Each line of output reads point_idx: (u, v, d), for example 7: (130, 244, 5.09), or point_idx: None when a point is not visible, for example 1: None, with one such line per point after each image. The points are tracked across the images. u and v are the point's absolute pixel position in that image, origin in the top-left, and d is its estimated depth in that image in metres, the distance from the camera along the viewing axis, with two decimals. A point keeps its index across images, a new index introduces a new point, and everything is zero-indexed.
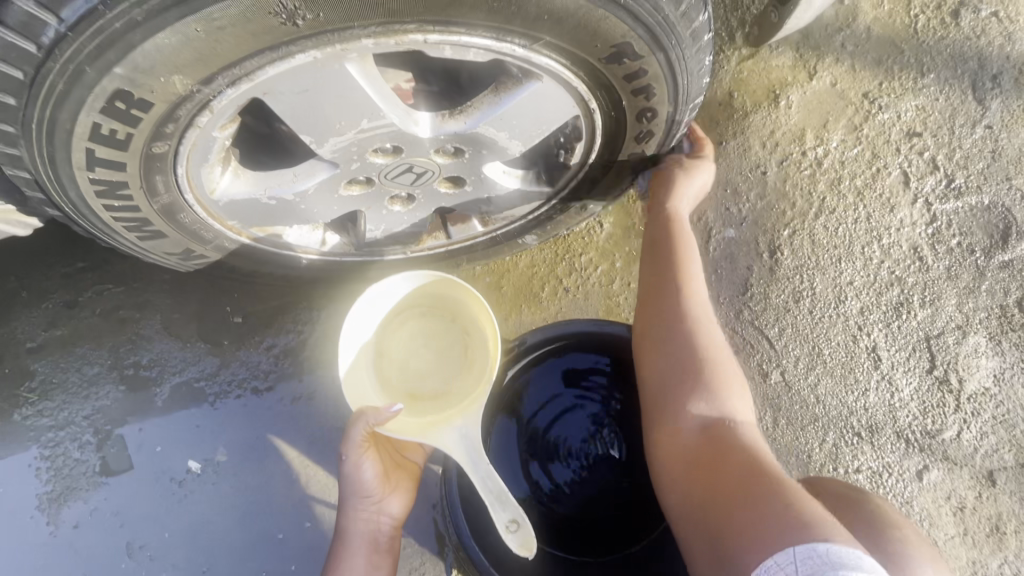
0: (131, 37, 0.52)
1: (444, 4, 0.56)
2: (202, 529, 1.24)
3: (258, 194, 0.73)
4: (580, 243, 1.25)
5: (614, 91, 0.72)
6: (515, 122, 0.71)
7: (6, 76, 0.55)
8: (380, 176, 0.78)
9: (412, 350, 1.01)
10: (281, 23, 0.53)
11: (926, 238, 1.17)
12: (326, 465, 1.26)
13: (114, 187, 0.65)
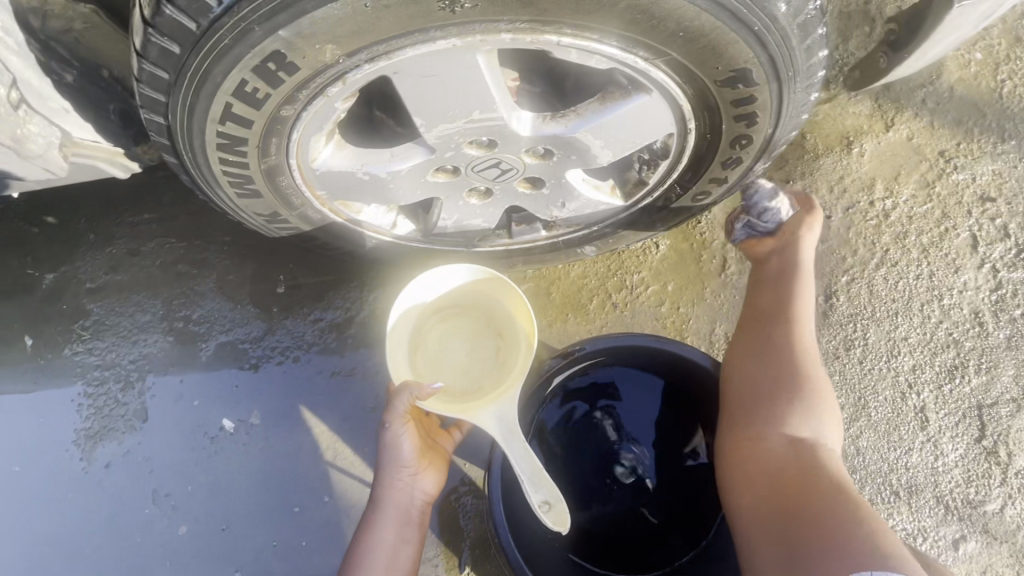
0: (306, 5, 0.55)
1: (590, 10, 0.58)
2: (226, 488, 1.26)
3: (355, 167, 0.75)
4: (634, 261, 1.26)
5: (716, 115, 0.73)
6: (613, 132, 0.74)
7: (181, 26, 0.58)
8: (469, 168, 0.80)
9: (446, 346, 1.01)
10: (441, 8, 0.56)
11: (989, 305, 1.15)
12: (351, 443, 1.27)
13: (235, 143, 0.68)
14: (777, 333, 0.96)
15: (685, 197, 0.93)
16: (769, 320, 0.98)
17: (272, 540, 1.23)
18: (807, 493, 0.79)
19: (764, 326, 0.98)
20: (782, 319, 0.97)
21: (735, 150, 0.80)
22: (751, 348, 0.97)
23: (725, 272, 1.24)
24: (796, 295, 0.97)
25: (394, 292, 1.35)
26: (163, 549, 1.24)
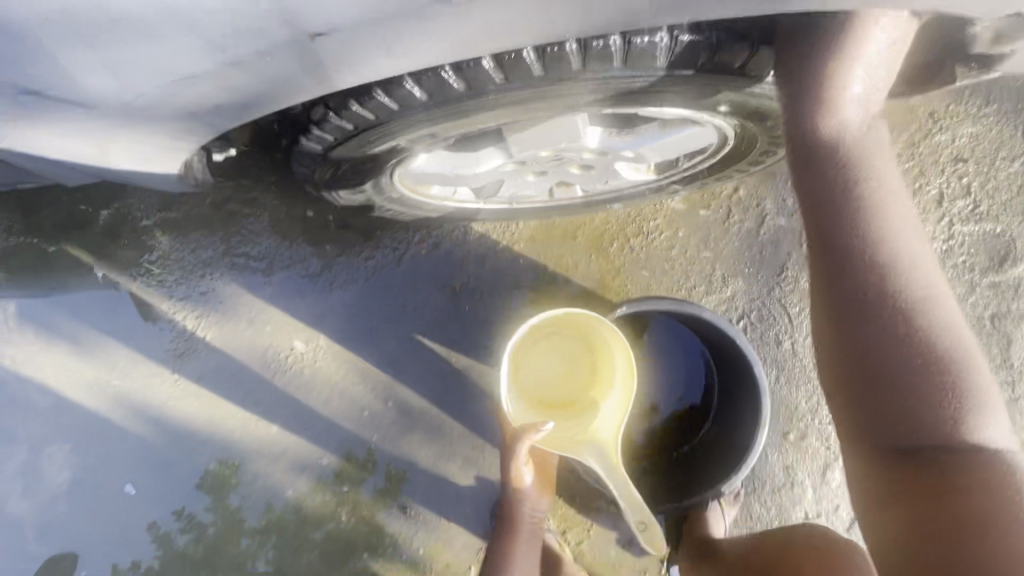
0: (498, 104, 0.81)
1: (683, 100, 0.85)
2: (303, 395, 1.53)
3: (445, 170, 0.99)
4: (651, 210, 1.44)
5: (753, 144, 0.99)
6: (664, 149, 1.00)
7: (396, 104, 0.81)
8: (534, 164, 0.99)
9: (545, 364, 1.17)
10: (576, 108, 0.84)
11: (939, 252, 1.39)
12: (403, 359, 1.51)
13: (393, 156, 0.93)
14: (858, 320, 0.75)
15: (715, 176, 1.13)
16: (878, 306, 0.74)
17: (344, 435, 1.53)
18: (975, 549, 0.66)
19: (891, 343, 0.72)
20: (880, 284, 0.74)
21: (762, 158, 1.05)
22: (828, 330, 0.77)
23: (728, 221, 1.42)
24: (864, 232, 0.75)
25: (436, 232, 1.51)
26: (256, 442, 1.54)
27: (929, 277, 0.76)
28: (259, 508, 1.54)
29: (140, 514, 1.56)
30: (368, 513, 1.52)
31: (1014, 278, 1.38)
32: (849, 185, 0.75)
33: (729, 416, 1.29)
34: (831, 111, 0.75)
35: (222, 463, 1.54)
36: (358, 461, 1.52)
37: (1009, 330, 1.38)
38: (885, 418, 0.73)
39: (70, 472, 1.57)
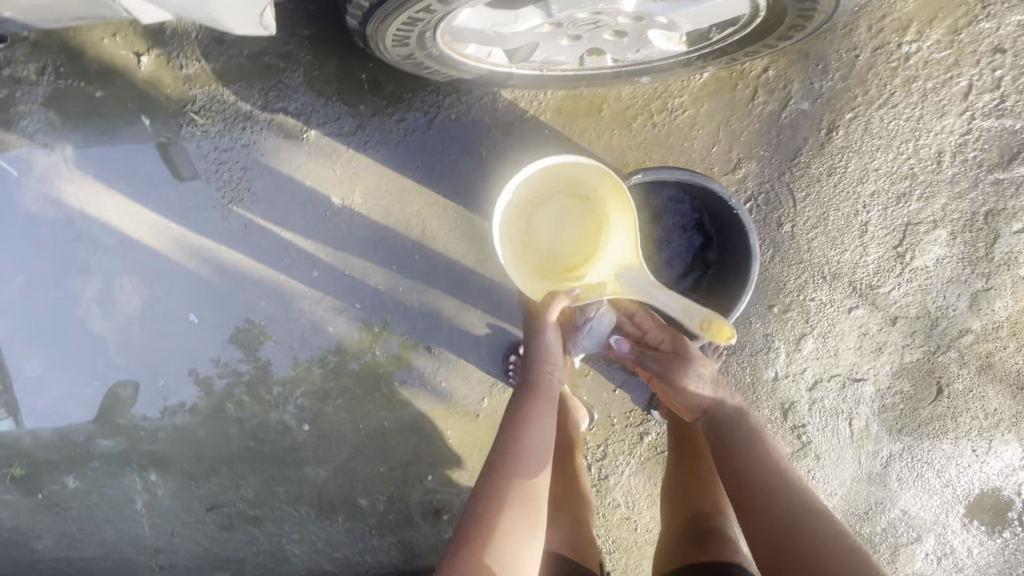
0: None
1: None
2: (340, 247, 1.70)
3: (487, 27, 1.05)
4: (677, 87, 1.46)
5: (782, 14, 1.03)
6: (696, 16, 1.03)
7: None
8: (571, 25, 1.04)
9: (546, 227, 1.33)
10: None
11: (952, 146, 1.43)
12: (431, 221, 1.65)
13: (436, 8, 0.98)
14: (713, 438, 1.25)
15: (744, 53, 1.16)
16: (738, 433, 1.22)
17: (375, 284, 1.72)
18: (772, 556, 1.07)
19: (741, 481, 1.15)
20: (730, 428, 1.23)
21: (788, 32, 1.09)
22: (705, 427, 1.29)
23: (753, 102, 1.45)
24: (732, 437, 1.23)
25: (464, 98, 1.56)
26: (300, 286, 1.75)
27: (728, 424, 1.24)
28: (306, 341, 1.79)
29: (203, 339, 1.83)
30: (397, 350, 1.77)
31: (1018, 177, 1.44)
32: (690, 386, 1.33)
33: (713, 282, 1.44)
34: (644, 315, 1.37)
35: (272, 301, 1.77)
36: (389, 307, 1.73)
37: (999, 226, 1.47)
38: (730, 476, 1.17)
39: (141, 301, 1.81)
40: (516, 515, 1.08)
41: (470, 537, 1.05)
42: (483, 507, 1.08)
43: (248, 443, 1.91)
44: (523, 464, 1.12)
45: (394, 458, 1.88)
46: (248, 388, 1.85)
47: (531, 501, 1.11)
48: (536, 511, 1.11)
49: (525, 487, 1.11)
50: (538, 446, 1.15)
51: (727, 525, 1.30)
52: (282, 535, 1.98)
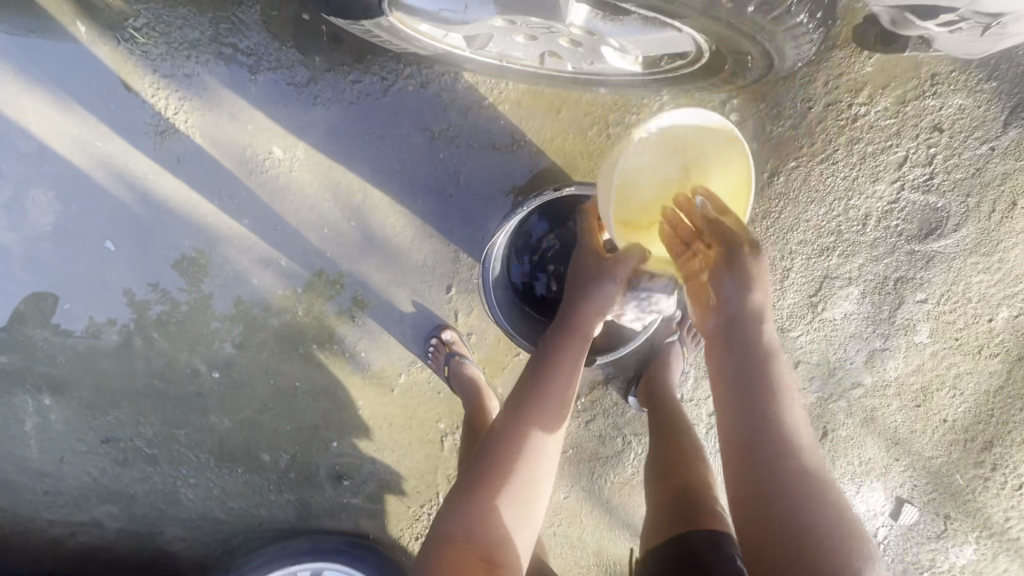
0: None
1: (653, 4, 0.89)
2: (275, 199, 1.65)
3: (435, 9, 1.03)
4: (637, 104, 1.46)
5: (722, 55, 1.04)
6: (646, 42, 1.03)
7: None
8: (524, 25, 1.03)
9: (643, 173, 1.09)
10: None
11: (879, 211, 1.50)
12: (373, 190, 1.61)
13: None
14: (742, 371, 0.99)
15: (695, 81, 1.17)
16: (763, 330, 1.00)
17: (307, 244, 1.68)
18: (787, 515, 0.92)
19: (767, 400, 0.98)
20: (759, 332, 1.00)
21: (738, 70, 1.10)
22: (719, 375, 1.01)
23: None
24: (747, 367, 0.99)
25: (425, 71, 1.51)
26: (230, 232, 1.69)
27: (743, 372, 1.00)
28: (228, 288, 1.74)
29: (119, 269, 1.75)
30: (320, 314, 1.74)
31: (931, 251, 1.52)
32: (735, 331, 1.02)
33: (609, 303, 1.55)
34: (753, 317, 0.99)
35: (196, 242, 1.70)
36: (317, 269, 1.70)
37: (905, 293, 1.56)
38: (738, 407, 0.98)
39: (53, 218, 1.70)
40: (534, 477, 1.08)
41: (477, 480, 1.05)
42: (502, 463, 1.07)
43: (153, 382, 1.85)
44: (548, 427, 1.12)
45: (303, 418, 1.87)
46: (161, 326, 1.79)
47: (545, 466, 1.11)
48: (546, 469, 1.11)
49: (540, 445, 1.10)
50: (559, 407, 1.14)
51: (713, 503, 1.26)
52: (177, 478, 1.95)
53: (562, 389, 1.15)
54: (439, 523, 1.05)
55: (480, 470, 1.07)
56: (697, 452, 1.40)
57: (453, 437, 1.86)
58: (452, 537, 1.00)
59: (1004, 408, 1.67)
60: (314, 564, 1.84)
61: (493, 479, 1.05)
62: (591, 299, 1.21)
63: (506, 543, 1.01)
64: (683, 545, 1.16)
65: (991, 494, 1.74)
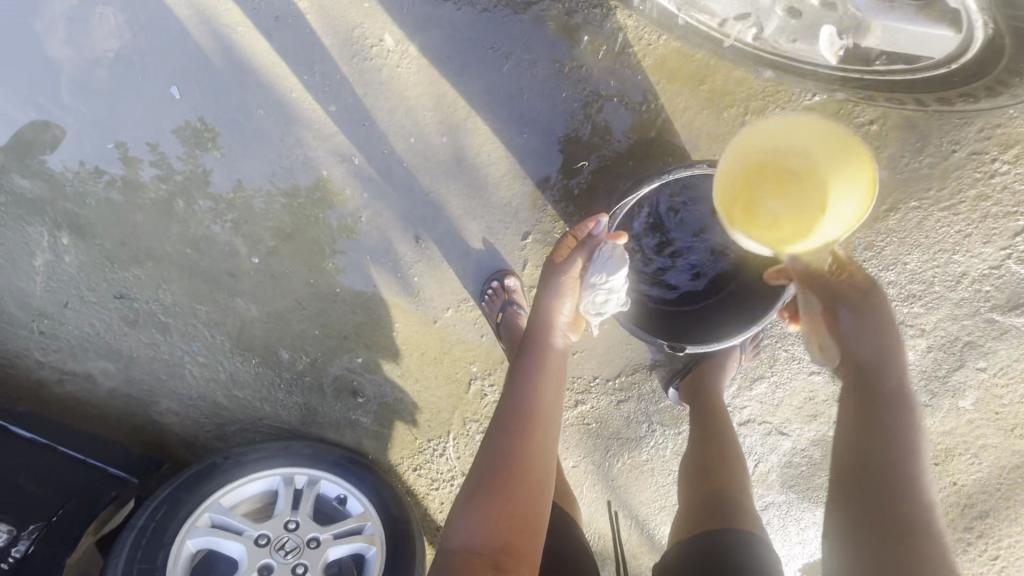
0: None
1: None
2: (371, 91, 1.52)
3: None
4: (783, 98, 1.38)
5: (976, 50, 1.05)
6: (889, 31, 1.02)
7: None
8: None
9: (780, 133, 1.14)
10: None
11: (976, 273, 1.48)
12: (477, 111, 1.50)
13: None
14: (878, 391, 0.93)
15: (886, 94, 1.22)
16: (869, 345, 0.96)
17: (391, 148, 1.55)
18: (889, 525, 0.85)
19: (889, 396, 0.93)
20: (869, 340, 0.95)
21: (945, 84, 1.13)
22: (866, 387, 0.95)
23: None
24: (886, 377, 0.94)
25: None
26: (312, 112, 1.55)
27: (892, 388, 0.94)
28: (291, 172, 1.61)
29: (175, 118, 1.60)
30: (382, 225, 1.64)
31: (1009, 324, 1.52)
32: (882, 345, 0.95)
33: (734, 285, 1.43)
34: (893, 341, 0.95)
35: (270, 114, 1.56)
36: (394, 179, 1.58)
37: (968, 358, 1.57)
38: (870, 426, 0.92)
39: (119, 45, 1.56)
40: (532, 483, 1.05)
41: (484, 480, 1.04)
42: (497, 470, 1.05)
43: (184, 248, 1.73)
44: (535, 434, 1.10)
45: (334, 326, 1.79)
46: (208, 192, 1.66)
47: (541, 467, 1.08)
48: (543, 462, 1.10)
49: (538, 438, 1.11)
50: (543, 412, 1.13)
51: (747, 502, 1.22)
52: (186, 352, 1.87)
53: (544, 395, 1.16)
54: (447, 535, 1.02)
55: (480, 482, 1.04)
56: (733, 452, 1.34)
57: (481, 382, 1.82)
58: (459, 546, 0.97)
59: (1011, 484, 1.73)
60: (312, 470, 1.75)
61: (489, 486, 1.03)
62: (547, 299, 1.23)
63: (514, 548, 0.97)
64: (711, 541, 1.13)
65: (967, 558, 1.82)
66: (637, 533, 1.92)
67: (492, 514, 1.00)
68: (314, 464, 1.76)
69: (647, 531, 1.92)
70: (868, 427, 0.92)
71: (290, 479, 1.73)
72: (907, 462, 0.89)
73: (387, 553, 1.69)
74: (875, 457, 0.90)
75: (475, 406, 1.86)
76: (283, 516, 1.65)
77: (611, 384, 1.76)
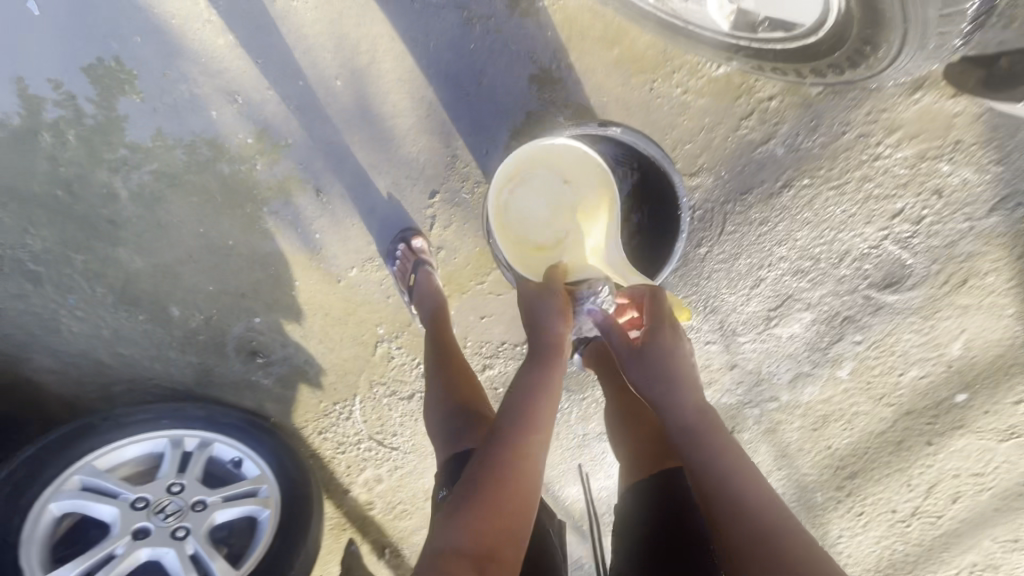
0: None
1: None
2: (262, 27, 1.40)
3: None
4: (690, 67, 1.37)
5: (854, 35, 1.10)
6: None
7: None
8: None
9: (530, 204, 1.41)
10: None
11: (857, 251, 1.56)
12: (380, 59, 1.41)
13: None
14: (711, 424, 1.03)
15: (765, 63, 1.22)
16: (656, 384, 1.06)
17: (287, 92, 1.45)
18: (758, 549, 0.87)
19: (716, 425, 1.03)
20: (665, 392, 1.04)
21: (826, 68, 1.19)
22: (690, 432, 1.02)
23: (743, 123, 1.42)
24: (696, 408, 1.03)
25: None
26: (196, 45, 1.42)
27: (711, 417, 1.04)
28: (175, 111, 1.47)
29: (38, 39, 1.42)
30: (279, 176, 1.53)
31: (883, 301, 1.63)
32: (675, 388, 1.05)
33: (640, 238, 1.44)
34: (672, 388, 1.04)
35: (144, 43, 1.42)
36: (291, 125, 1.47)
37: (846, 331, 1.68)
38: (716, 449, 0.99)
39: None
40: (526, 488, 0.99)
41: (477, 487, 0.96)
42: (503, 477, 0.98)
43: (55, 190, 1.56)
44: (536, 446, 1.03)
45: (229, 283, 1.68)
46: (77, 128, 1.49)
47: (537, 469, 1.02)
48: (538, 471, 1.02)
49: (539, 451, 1.04)
50: (542, 420, 1.07)
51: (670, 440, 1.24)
52: (62, 305, 1.70)
53: (546, 402, 1.08)
54: (430, 538, 0.93)
55: (472, 488, 0.97)
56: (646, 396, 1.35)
57: (388, 345, 1.77)
58: (442, 554, 0.88)
59: (878, 448, 1.89)
60: (204, 432, 1.67)
61: (483, 494, 0.95)
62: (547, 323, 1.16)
63: (504, 552, 0.92)
64: (639, 494, 1.14)
65: (838, 512, 2.00)
66: (543, 494, 1.98)
67: (483, 524, 0.92)
68: (204, 426, 1.68)
69: (552, 492, 1.98)
70: (706, 456, 0.99)
71: (178, 441, 1.64)
72: (757, 487, 0.95)
73: (279, 518, 1.64)
74: (732, 480, 0.95)
75: (381, 369, 1.81)
76: (168, 478, 1.57)
77: (519, 349, 1.74)
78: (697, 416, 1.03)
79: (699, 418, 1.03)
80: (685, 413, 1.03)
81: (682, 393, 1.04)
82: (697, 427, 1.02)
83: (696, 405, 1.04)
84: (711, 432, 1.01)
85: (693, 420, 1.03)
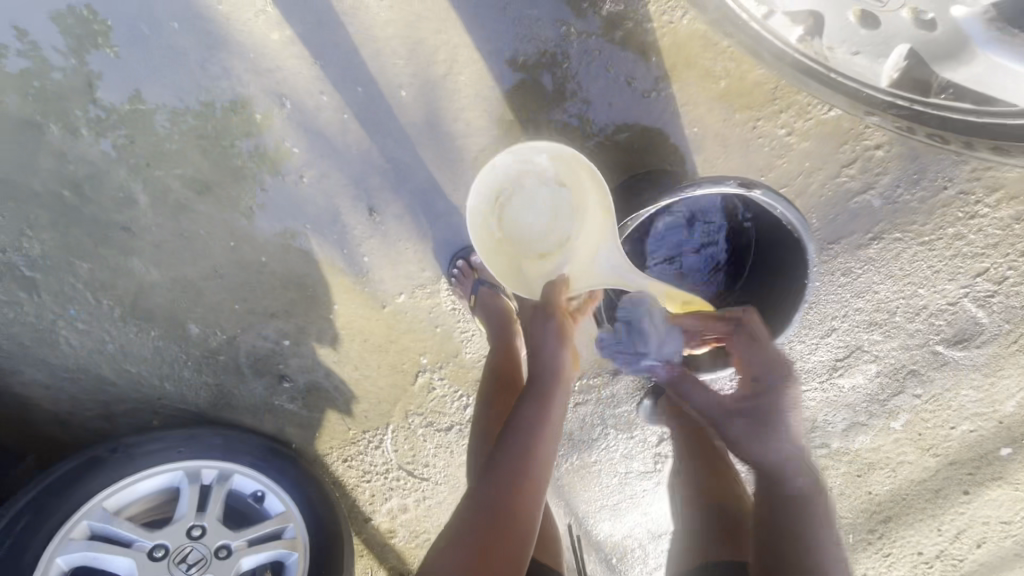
0: None
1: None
2: (329, 26, 1.25)
3: None
4: (798, 108, 1.28)
5: None
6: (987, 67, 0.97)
7: None
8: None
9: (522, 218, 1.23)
10: None
11: (935, 307, 1.50)
12: (459, 72, 1.27)
13: None
14: (794, 481, 0.94)
15: (925, 129, 1.10)
16: (776, 405, 1.00)
17: (348, 99, 1.29)
18: None
19: (797, 487, 0.94)
20: (771, 423, 0.99)
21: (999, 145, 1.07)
22: (776, 482, 0.94)
23: (843, 170, 1.33)
24: (790, 455, 0.96)
25: None
26: (249, 37, 1.25)
27: (801, 474, 0.95)
28: (218, 110, 1.30)
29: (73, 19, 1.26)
30: (328, 191, 1.37)
31: (950, 357, 1.58)
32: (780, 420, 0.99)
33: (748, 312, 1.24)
34: (777, 420, 0.99)
35: (186, 30, 1.26)
36: (348, 137, 1.32)
37: (908, 385, 1.63)
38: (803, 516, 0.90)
39: None
40: (522, 521, 0.96)
41: (472, 518, 0.95)
42: (491, 521, 0.94)
43: (65, 188, 1.37)
44: (530, 472, 0.99)
45: (258, 302, 1.51)
46: (103, 120, 1.32)
47: (531, 499, 0.98)
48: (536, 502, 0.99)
49: (535, 481, 1.00)
50: (540, 452, 1.01)
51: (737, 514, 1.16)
52: (61, 317, 1.50)
53: (545, 435, 1.02)
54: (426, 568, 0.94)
55: (465, 521, 0.95)
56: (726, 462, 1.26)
57: (429, 376, 1.63)
58: None
59: (917, 498, 1.86)
60: (223, 464, 1.51)
61: (476, 531, 0.93)
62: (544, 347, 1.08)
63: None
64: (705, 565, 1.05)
65: (867, 557, 1.98)
66: (575, 531, 1.89)
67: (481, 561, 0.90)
68: (224, 458, 1.52)
69: (585, 529, 1.90)
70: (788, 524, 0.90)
71: (195, 475, 1.48)
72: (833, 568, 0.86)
73: (308, 559, 1.51)
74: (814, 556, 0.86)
75: (420, 400, 1.67)
76: (187, 520, 1.42)
77: None
78: (793, 464, 0.95)
79: (786, 477, 0.94)
80: (780, 450, 0.95)
81: (789, 424, 0.99)
82: (779, 474, 0.94)
83: (789, 452, 0.96)
84: (797, 494, 0.92)
85: (778, 480, 0.94)
